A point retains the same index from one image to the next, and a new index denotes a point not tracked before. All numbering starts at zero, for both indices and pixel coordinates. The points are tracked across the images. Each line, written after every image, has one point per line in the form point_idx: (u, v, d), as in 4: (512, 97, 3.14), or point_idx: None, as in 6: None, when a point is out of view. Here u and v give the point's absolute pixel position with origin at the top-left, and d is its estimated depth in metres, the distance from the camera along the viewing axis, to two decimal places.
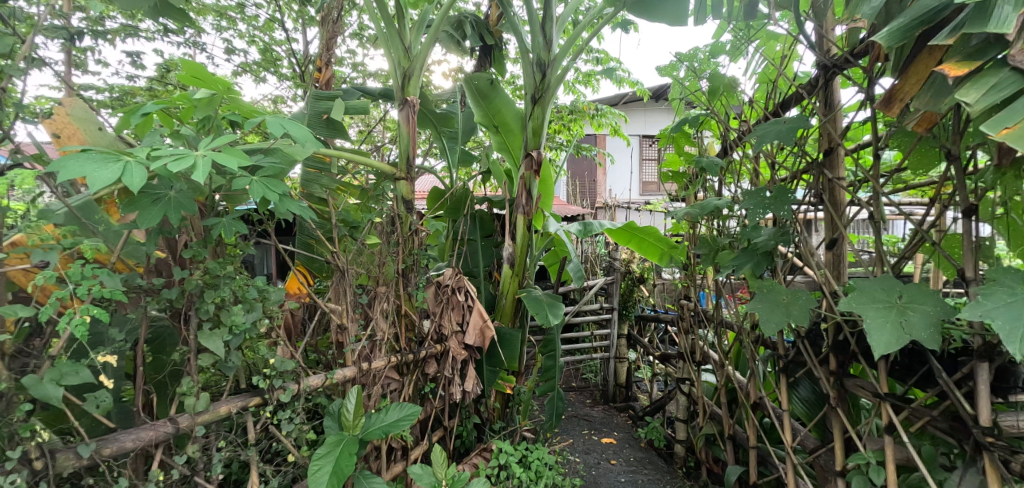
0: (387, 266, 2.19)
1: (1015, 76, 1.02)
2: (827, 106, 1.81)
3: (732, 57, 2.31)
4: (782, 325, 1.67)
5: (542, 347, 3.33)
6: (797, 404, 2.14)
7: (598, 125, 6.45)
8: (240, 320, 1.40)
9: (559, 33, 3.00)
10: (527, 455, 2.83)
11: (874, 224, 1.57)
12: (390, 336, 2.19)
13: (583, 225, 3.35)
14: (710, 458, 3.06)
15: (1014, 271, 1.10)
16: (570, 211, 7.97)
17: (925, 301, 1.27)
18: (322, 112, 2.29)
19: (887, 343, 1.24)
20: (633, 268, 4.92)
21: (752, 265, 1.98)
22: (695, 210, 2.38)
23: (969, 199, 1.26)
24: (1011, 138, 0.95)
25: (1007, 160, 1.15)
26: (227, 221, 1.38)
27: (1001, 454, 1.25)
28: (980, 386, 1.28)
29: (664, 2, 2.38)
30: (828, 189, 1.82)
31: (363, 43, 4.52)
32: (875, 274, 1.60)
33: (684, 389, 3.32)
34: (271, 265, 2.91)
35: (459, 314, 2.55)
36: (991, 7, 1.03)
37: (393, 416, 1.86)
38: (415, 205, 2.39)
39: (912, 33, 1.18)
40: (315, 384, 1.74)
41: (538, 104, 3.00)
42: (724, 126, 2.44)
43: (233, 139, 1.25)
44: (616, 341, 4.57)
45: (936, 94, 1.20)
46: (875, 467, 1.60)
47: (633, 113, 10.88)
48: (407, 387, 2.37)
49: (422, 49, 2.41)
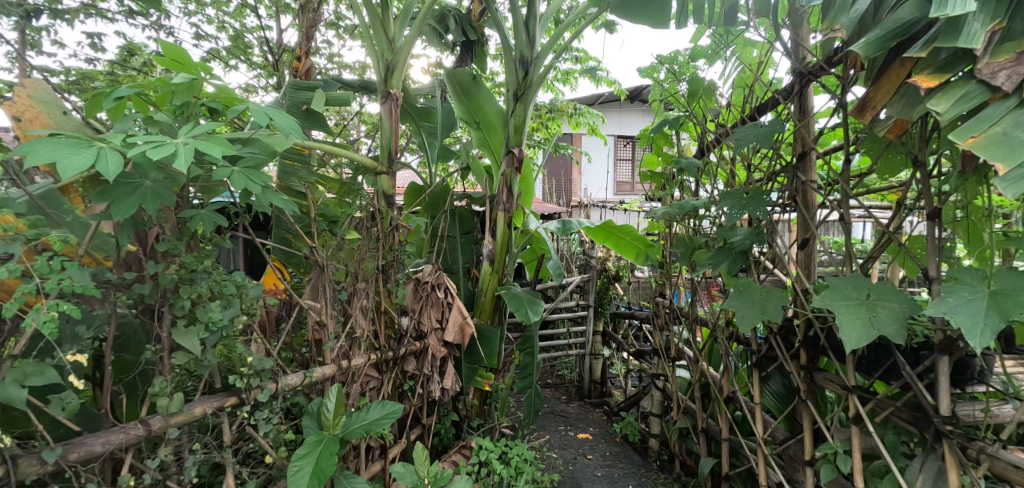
0: (367, 262, 2.17)
1: (981, 89, 1.08)
2: (802, 111, 1.86)
3: (710, 61, 2.38)
4: (757, 321, 1.72)
5: (520, 345, 3.35)
6: (768, 397, 2.22)
7: (576, 123, 6.53)
8: (218, 317, 1.35)
9: (542, 31, 3.02)
10: (507, 452, 2.85)
11: (844, 225, 1.63)
12: (369, 333, 2.19)
13: (562, 223, 3.39)
14: (683, 451, 3.16)
15: (973, 269, 1.15)
16: (547, 210, 8.04)
17: (891, 298, 1.32)
18: (301, 103, 2.22)
19: (859, 339, 1.28)
20: (609, 266, 5.03)
21: (729, 263, 2.03)
22: (673, 210, 2.44)
23: (933, 202, 1.30)
24: (977, 147, 1.02)
25: (970, 167, 1.20)
26: (206, 213, 1.33)
27: (960, 441, 1.30)
28: (940, 378, 1.33)
29: (646, 3, 2.42)
30: (801, 191, 1.87)
31: (340, 33, 4.44)
32: (845, 272, 1.65)
33: (659, 385, 3.40)
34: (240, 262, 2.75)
35: (438, 311, 2.54)
36: (961, 22, 1.09)
37: (374, 414, 1.84)
38: (396, 199, 2.38)
39: (889, 44, 1.22)
40: (294, 382, 1.71)
41: (520, 101, 3.01)
42: (701, 128, 2.50)
43: (214, 127, 1.21)
44: (591, 338, 4.68)
45: (908, 104, 1.25)
46: (842, 456, 1.66)
47: (610, 113, 11.07)
48: (387, 384, 2.36)
49: (405, 43, 2.36)
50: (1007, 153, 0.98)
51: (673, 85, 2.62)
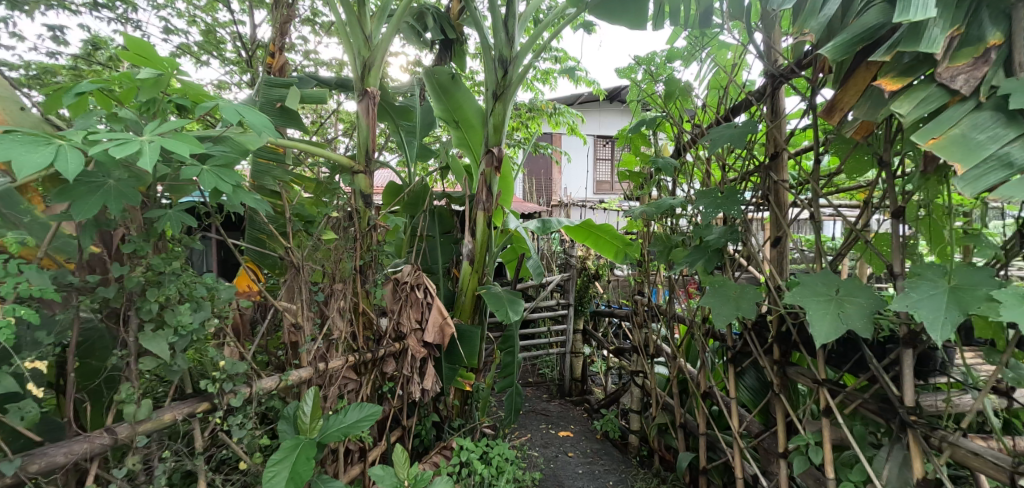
0: (345, 262, 2.14)
1: (942, 92, 1.11)
2: (774, 113, 1.91)
3: (686, 62, 2.42)
4: (732, 318, 1.76)
5: (501, 344, 3.34)
6: (743, 391, 2.27)
7: (555, 123, 6.57)
8: (187, 321, 1.30)
9: (520, 30, 3.02)
10: (488, 452, 2.84)
11: (814, 224, 1.67)
12: (347, 335, 2.16)
13: (542, 222, 3.41)
14: (662, 446, 3.21)
15: (935, 264, 1.18)
16: (528, 209, 8.07)
17: (859, 294, 1.36)
18: (274, 100, 2.16)
19: (828, 333, 1.32)
20: (589, 265, 5.07)
21: (704, 261, 2.07)
22: (650, 209, 2.47)
23: (896, 201, 1.34)
24: (937, 148, 1.05)
25: (931, 167, 1.24)
26: (174, 213, 1.29)
27: (923, 431, 1.34)
28: (904, 371, 1.36)
29: (624, 5, 2.44)
30: (773, 190, 1.92)
31: (316, 30, 4.37)
32: (815, 269, 1.69)
33: (638, 382, 3.46)
34: (212, 261, 2.46)
35: (418, 312, 2.53)
36: (922, 28, 1.12)
37: (353, 417, 1.82)
38: (374, 199, 2.34)
39: (855, 48, 1.25)
40: (269, 386, 1.67)
41: (499, 101, 3.01)
42: (678, 128, 2.53)
43: (180, 125, 1.17)
44: (572, 336, 4.73)
45: (873, 106, 1.29)
46: (813, 447, 1.70)
47: (589, 113, 11.16)
48: (365, 387, 2.33)
49: (382, 40, 2.32)
50: (964, 154, 1.03)
51: (650, 86, 2.66)
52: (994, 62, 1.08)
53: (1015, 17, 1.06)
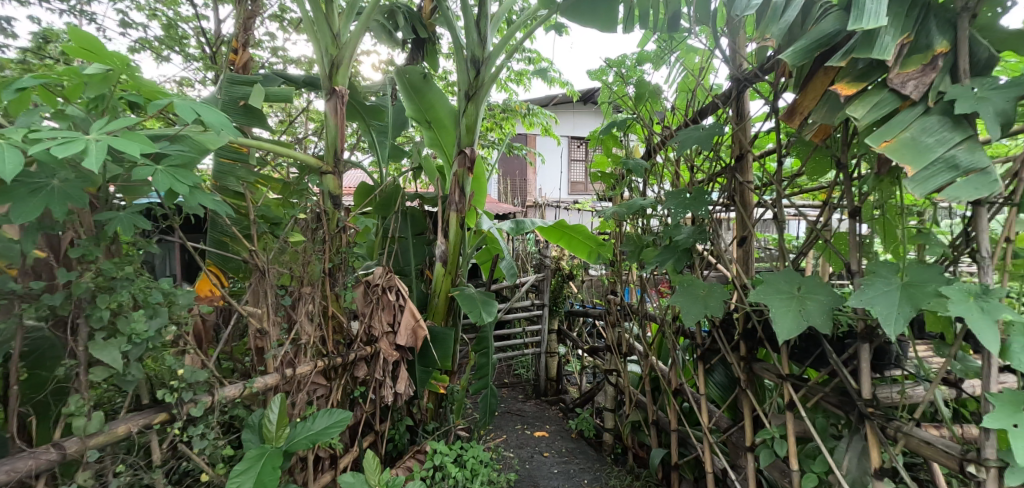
0: (313, 265, 2.09)
1: (893, 97, 1.16)
2: (739, 116, 1.95)
3: (656, 65, 2.46)
4: (700, 316, 1.79)
5: (475, 345, 3.32)
6: (712, 388, 2.32)
7: (530, 124, 6.59)
8: (141, 329, 1.25)
9: (493, 31, 3.01)
10: (462, 455, 2.82)
11: (778, 224, 1.71)
12: (315, 339, 2.12)
13: (515, 223, 3.42)
14: (636, 444, 3.25)
15: (888, 262, 1.22)
16: (503, 210, 8.06)
17: (819, 291, 1.39)
18: (237, 98, 2.09)
19: (790, 331, 1.35)
20: (563, 265, 5.11)
21: (674, 261, 2.10)
22: (622, 209, 2.50)
23: (853, 201, 1.38)
24: (889, 150, 1.10)
25: (885, 168, 1.28)
26: (126, 215, 1.23)
27: (879, 422, 1.37)
28: (862, 364, 1.40)
29: (594, 7, 2.47)
30: (739, 191, 1.96)
31: (284, 26, 4.26)
32: (779, 268, 1.74)
33: (612, 380, 3.50)
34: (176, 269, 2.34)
35: (390, 315, 2.50)
36: (875, 35, 1.16)
37: (321, 424, 1.78)
38: (343, 200, 2.29)
39: (813, 54, 1.29)
40: (232, 394, 1.61)
41: (471, 101, 2.99)
42: (648, 130, 2.57)
43: (132, 122, 1.12)
44: (547, 336, 4.75)
45: (830, 110, 1.33)
46: (778, 440, 1.75)
47: (563, 114, 11.25)
48: (336, 392, 2.29)
49: (351, 38, 2.27)
50: (914, 156, 1.07)
51: (621, 88, 2.69)
52: (940, 69, 1.12)
53: (960, 26, 1.10)
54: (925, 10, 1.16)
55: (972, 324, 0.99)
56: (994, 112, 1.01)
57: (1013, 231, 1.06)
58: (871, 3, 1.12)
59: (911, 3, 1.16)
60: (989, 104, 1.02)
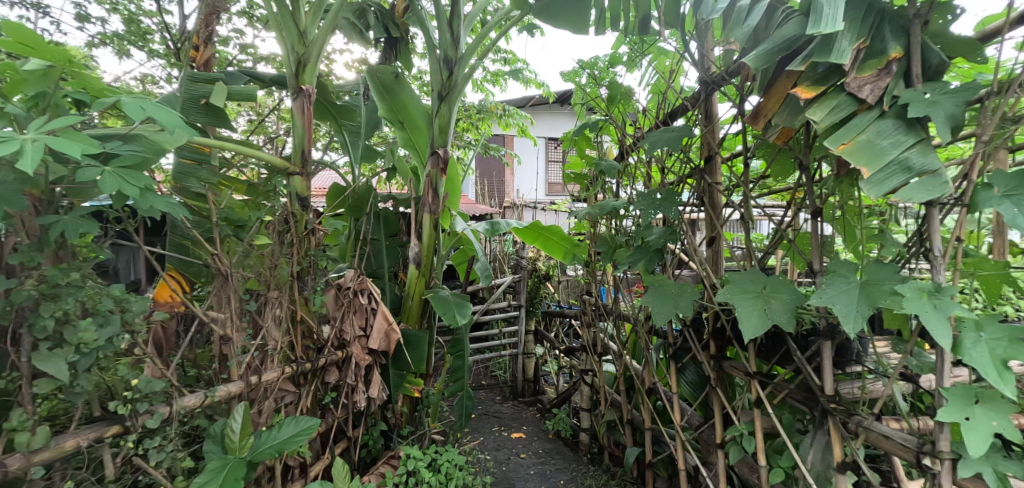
0: (280, 268, 2.04)
1: (851, 100, 1.19)
2: (708, 117, 1.98)
3: (628, 67, 2.48)
4: (670, 315, 1.81)
5: (450, 348, 3.29)
6: (684, 386, 2.35)
7: (506, 125, 6.59)
8: (91, 338, 1.18)
9: (466, 31, 2.99)
10: (437, 458, 2.79)
11: (745, 224, 1.74)
12: (283, 345, 2.06)
13: (490, 224, 3.41)
14: (612, 443, 3.27)
15: (847, 262, 1.25)
16: (480, 211, 8.03)
17: (784, 290, 1.42)
18: (198, 97, 2.02)
19: (755, 329, 1.37)
20: (540, 266, 5.11)
21: (646, 261, 2.12)
22: (595, 210, 2.52)
23: (814, 202, 1.42)
24: (847, 153, 1.13)
25: (844, 170, 1.31)
26: (72, 219, 1.17)
27: (841, 417, 1.40)
28: (824, 361, 1.43)
29: (566, 9, 2.48)
30: (708, 193, 1.99)
31: (252, 22, 4.15)
32: (746, 267, 1.77)
33: (587, 380, 3.52)
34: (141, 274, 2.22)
35: (362, 318, 2.45)
36: (832, 40, 1.19)
37: (288, 432, 1.73)
38: (312, 202, 2.24)
39: (774, 58, 1.32)
40: (192, 404, 1.56)
41: (445, 101, 2.97)
42: (620, 131, 2.58)
43: (76, 121, 1.07)
44: (524, 337, 4.75)
45: (791, 114, 1.36)
46: (747, 437, 1.77)
47: (540, 115, 11.29)
48: (305, 398, 2.23)
49: (318, 36, 2.22)
50: (870, 159, 1.10)
51: (594, 90, 2.70)
52: (895, 73, 1.15)
53: (912, 32, 1.13)
54: (879, 17, 1.19)
55: (926, 321, 1.02)
56: (945, 115, 1.04)
57: (963, 231, 1.10)
58: (829, 8, 1.14)
59: (867, 9, 1.19)
60: (940, 108, 1.05)
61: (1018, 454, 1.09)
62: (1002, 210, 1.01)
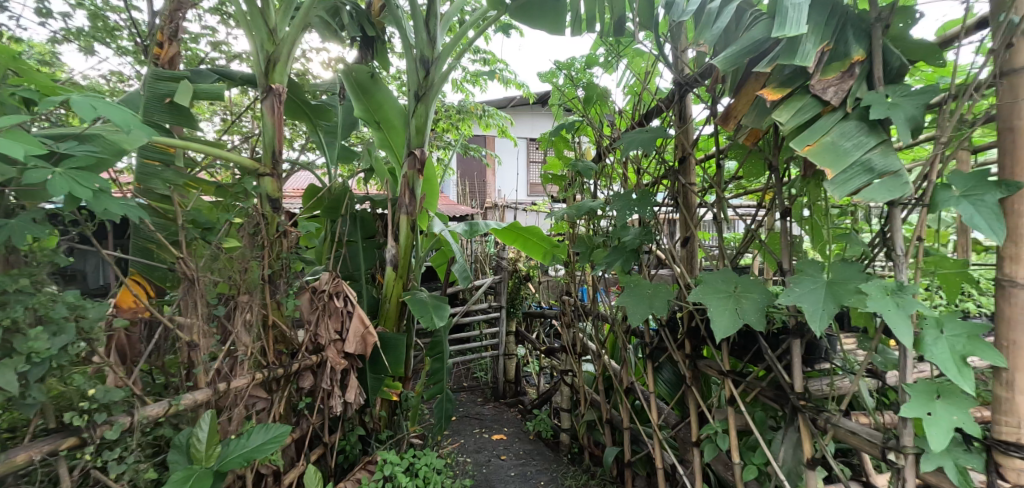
0: (251, 271, 1.99)
1: (815, 102, 1.21)
2: (682, 118, 2.00)
3: (605, 69, 2.49)
4: (646, 316, 1.82)
5: (429, 350, 3.25)
6: (661, 385, 2.36)
7: (486, 125, 6.57)
8: (42, 347, 1.13)
9: (442, 31, 2.97)
10: (415, 462, 2.76)
11: (718, 224, 1.76)
12: (253, 351, 2.01)
13: (469, 225, 3.39)
14: (592, 443, 3.28)
15: (814, 261, 1.27)
16: (461, 211, 7.98)
17: (755, 290, 1.43)
18: (162, 95, 1.95)
19: (726, 329, 1.39)
20: (520, 266, 5.11)
21: (622, 262, 2.13)
22: (572, 211, 2.52)
23: (783, 202, 1.44)
24: (811, 154, 1.14)
25: (811, 171, 1.33)
26: (21, 223, 1.12)
27: (810, 415, 1.43)
28: (794, 359, 1.45)
29: (542, 10, 2.48)
30: (682, 193, 2.01)
31: (225, 19, 4.04)
32: (720, 267, 1.79)
33: (568, 380, 3.52)
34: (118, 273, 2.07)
35: (337, 322, 2.40)
36: (798, 43, 1.20)
37: (257, 440, 1.70)
38: (283, 204, 2.19)
39: (742, 60, 1.33)
40: (155, 413, 1.51)
41: (421, 101, 2.93)
42: (597, 132, 2.59)
43: (20, 121, 1.04)
44: (505, 338, 4.74)
45: (758, 116, 1.38)
46: (721, 435, 1.79)
47: (520, 116, 11.31)
48: (278, 405, 2.18)
49: (288, 34, 2.17)
50: (834, 160, 1.12)
51: (571, 91, 2.71)
52: (857, 76, 1.17)
53: (873, 35, 1.16)
54: (842, 20, 1.21)
55: (889, 318, 1.04)
56: (905, 117, 1.07)
57: (923, 230, 1.12)
58: (793, 11, 1.16)
59: (830, 14, 1.21)
60: (900, 111, 1.08)
61: (978, 447, 1.12)
62: (961, 210, 1.04)
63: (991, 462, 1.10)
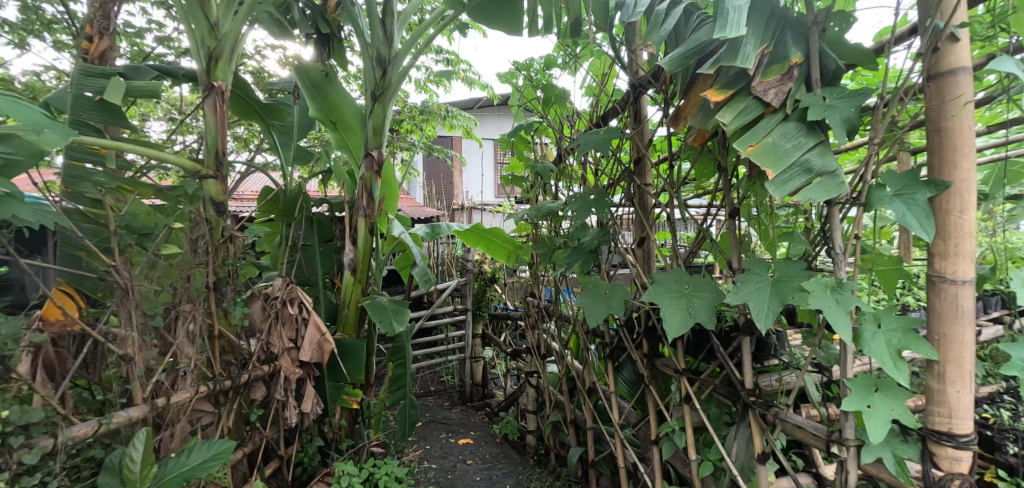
0: (194, 279, 1.88)
1: (756, 104, 1.23)
2: (637, 119, 2.02)
3: (563, 70, 2.50)
4: (603, 316, 1.82)
5: (391, 356, 3.18)
6: (622, 385, 2.38)
7: (450, 126, 6.51)
8: None
9: (400, 30, 2.91)
10: (376, 472, 2.69)
11: (672, 224, 1.78)
12: (198, 363, 1.91)
13: (431, 227, 3.33)
14: (557, 444, 3.28)
15: (761, 260, 1.29)
16: (426, 213, 7.88)
17: (706, 289, 1.45)
18: (92, 92, 1.84)
19: (678, 328, 1.40)
20: (485, 268, 5.07)
21: (581, 263, 2.12)
22: (533, 212, 2.51)
23: (731, 202, 1.46)
24: (753, 154, 1.17)
25: (757, 172, 1.36)
26: None
27: (760, 410, 1.46)
28: (744, 356, 1.48)
29: (500, 10, 2.46)
30: (638, 194, 2.03)
31: (170, 13, 3.84)
32: (674, 266, 1.81)
33: (533, 382, 3.51)
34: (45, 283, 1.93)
35: (292, 329, 2.30)
36: (739, 45, 1.22)
37: (199, 457, 1.62)
38: (228, 207, 2.09)
39: (688, 62, 1.35)
40: (82, 434, 1.42)
41: (378, 101, 2.86)
42: (557, 133, 2.59)
43: None
44: (471, 341, 4.70)
45: (704, 117, 1.40)
46: (678, 432, 1.81)
47: (485, 117, 11.31)
48: (227, 418, 2.08)
49: (231, 29, 2.07)
50: (774, 160, 1.15)
51: (531, 92, 2.70)
52: (796, 78, 1.20)
53: (810, 38, 1.19)
54: (781, 24, 1.24)
55: (828, 315, 1.07)
56: (841, 119, 1.10)
57: (861, 229, 1.16)
58: (734, 14, 1.18)
59: (769, 16, 1.23)
60: (836, 113, 1.11)
61: (914, 438, 1.17)
62: (894, 208, 1.08)
63: (927, 451, 1.15)
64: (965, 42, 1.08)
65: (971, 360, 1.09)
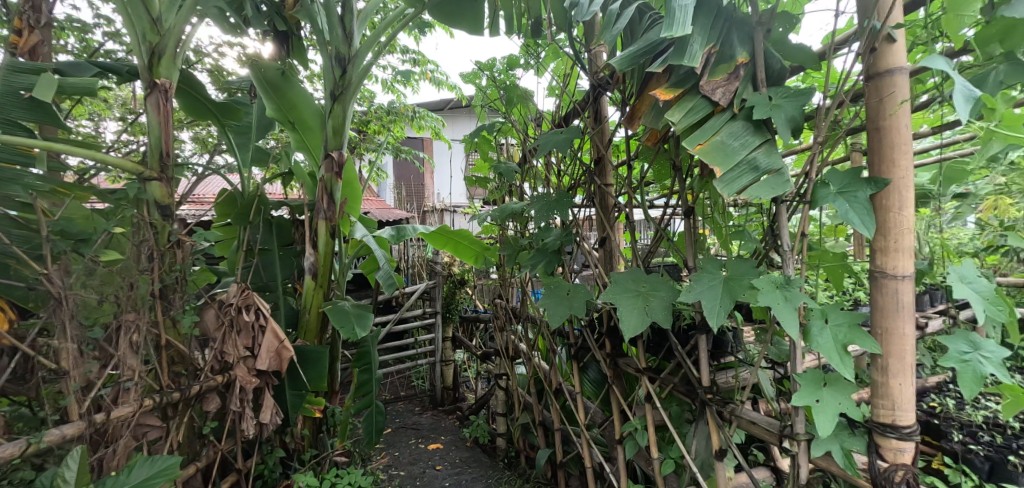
0: (137, 288, 1.77)
1: (706, 102, 1.24)
2: (597, 119, 2.02)
3: (526, 70, 2.48)
4: (564, 317, 1.82)
5: (355, 362, 3.10)
6: (587, 384, 2.38)
7: (419, 127, 6.43)
8: None
9: (359, 28, 2.84)
10: (340, 481, 2.61)
11: (631, 224, 1.79)
12: (142, 375, 1.81)
13: (395, 230, 3.27)
14: (527, 446, 3.27)
15: (714, 258, 1.30)
16: (395, 215, 7.76)
17: (661, 288, 1.46)
18: (21, 89, 1.72)
19: (635, 327, 1.41)
20: (455, 270, 5.01)
21: (545, 263, 2.09)
22: (497, 213, 2.50)
23: (687, 201, 1.47)
24: (702, 153, 1.18)
25: (709, 171, 1.38)
26: None
27: (717, 407, 1.47)
28: (701, 354, 1.49)
29: (461, 8, 2.42)
30: (599, 194, 2.03)
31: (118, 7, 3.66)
32: (635, 266, 1.81)
33: (502, 384, 3.49)
34: None
35: (248, 338, 2.19)
36: (687, 44, 1.23)
37: (140, 475, 1.53)
38: (174, 210, 1.98)
39: (639, 61, 1.35)
40: (8, 454, 1.37)
41: (338, 101, 2.79)
42: (521, 133, 2.58)
43: None
44: (440, 344, 4.66)
45: (655, 116, 1.41)
46: (640, 431, 1.82)
47: (455, 119, 11.25)
48: (176, 432, 1.98)
49: (175, 24, 1.98)
50: (722, 159, 1.16)
51: (494, 92, 2.68)
52: (742, 77, 1.22)
53: (755, 38, 1.21)
54: (728, 24, 1.26)
55: (776, 311, 1.09)
56: (785, 118, 1.13)
57: (808, 227, 1.18)
58: (680, 13, 1.19)
59: (715, 16, 1.25)
60: (781, 112, 1.13)
61: (861, 431, 1.20)
62: (836, 205, 1.11)
63: (872, 443, 1.18)
64: (901, 43, 1.11)
65: (911, 353, 1.12)
